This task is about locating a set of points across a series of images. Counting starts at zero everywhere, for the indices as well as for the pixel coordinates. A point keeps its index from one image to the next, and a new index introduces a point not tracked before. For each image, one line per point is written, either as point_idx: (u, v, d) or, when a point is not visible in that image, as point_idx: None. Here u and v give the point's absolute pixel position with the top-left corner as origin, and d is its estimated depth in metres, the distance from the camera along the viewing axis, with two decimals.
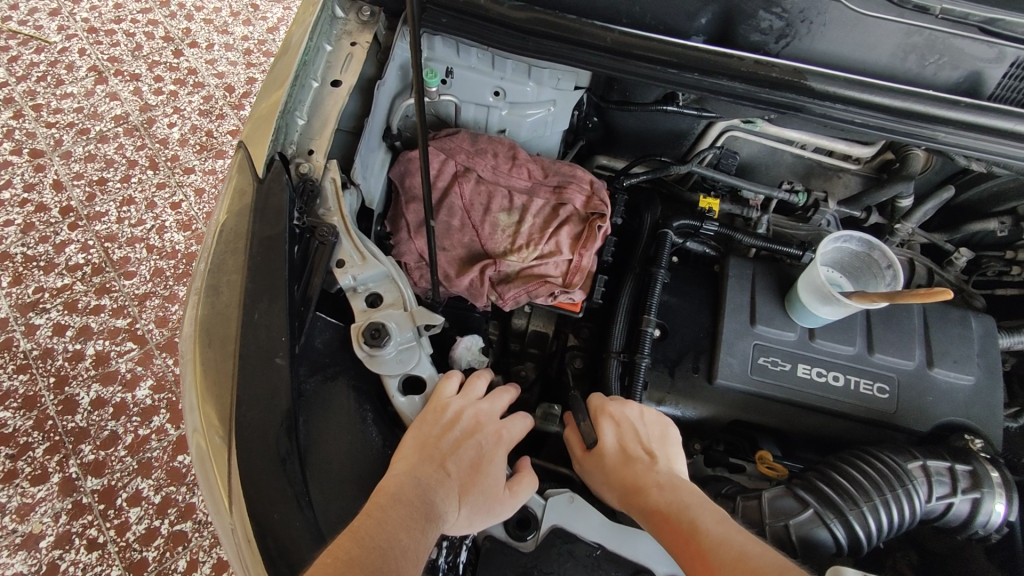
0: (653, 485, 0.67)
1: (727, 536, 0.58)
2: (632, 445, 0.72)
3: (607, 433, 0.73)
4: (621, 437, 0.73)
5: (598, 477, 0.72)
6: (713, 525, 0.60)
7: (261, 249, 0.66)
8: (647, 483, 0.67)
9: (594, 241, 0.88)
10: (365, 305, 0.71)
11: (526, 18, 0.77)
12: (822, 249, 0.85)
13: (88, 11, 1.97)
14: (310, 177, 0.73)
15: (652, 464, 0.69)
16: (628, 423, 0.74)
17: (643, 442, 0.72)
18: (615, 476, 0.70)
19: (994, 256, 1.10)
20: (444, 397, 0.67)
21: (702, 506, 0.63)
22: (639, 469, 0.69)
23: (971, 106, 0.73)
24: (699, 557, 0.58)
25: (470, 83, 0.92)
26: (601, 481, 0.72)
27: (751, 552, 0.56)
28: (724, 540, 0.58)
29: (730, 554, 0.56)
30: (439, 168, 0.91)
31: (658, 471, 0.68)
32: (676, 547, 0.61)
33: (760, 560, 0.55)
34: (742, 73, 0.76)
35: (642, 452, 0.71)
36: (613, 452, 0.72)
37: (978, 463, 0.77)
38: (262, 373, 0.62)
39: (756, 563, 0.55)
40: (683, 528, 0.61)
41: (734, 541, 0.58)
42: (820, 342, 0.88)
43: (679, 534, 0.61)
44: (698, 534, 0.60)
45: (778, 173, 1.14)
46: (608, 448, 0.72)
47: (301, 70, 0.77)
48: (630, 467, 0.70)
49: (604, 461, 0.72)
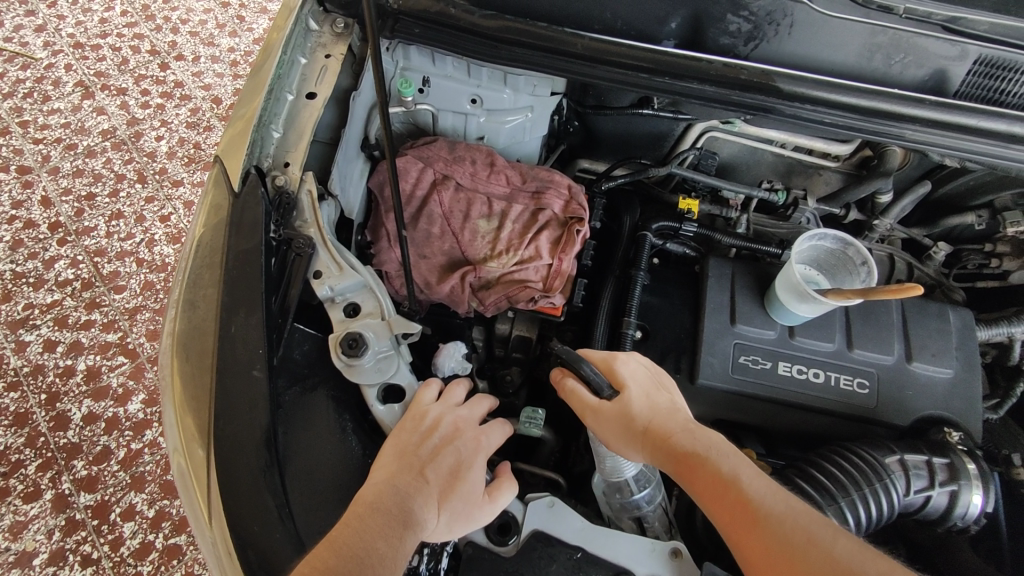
0: (682, 432, 0.67)
1: (763, 486, 0.60)
2: (653, 393, 0.72)
3: (629, 382, 0.73)
4: (642, 387, 0.73)
5: (616, 424, 0.71)
6: (749, 476, 0.61)
7: (237, 263, 0.66)
8: (674, 429, 0.67)
9: (573, 245, 0.89)
10: (343, 315, 0.71)
11: (497, 26, 0.78)
12: (797, 247, 0.85)
13: (74, 27, 1.98)
14: (286, 190, 0.73)
15: (675, 412, 0.70)
16: (642, 370, 0.75)
17: (661, 391, 0.73)
18: (637, 421, 0.70)
19: (973, 249, 1.11)
20: (423, 404, 0.68)
21: (732, 454, 0.63)
22: (663, 416, 0.69)
23: (936, 103, 0.74)
24: (741, 507, 0.59)
25: (447, 92, 0.93)
26: (618, 428, 0.71)
27: (794, 507, 0.58)
28: (764, 492, 0.59)
29: (773, 507, 0.58)
30: (418, 177, 0.92)
31: (681, 418, 0.69)
32: (710, 498, 0.61)
33: (804, 516, 0.57)
34: (712, 75, 0.76)
35: (664, 400, 0.71)
36: (637, 400, 0.71)
37: (955, 456, 0.78)
38: (239, 385, 0.62)
39: (804, 519, 0.57)
40: (720, 476, 0.61)
41: (774, 492, 0.59)
42: (800, 340, 0.89)
43: (715, 483, 0.61)
44: (737, 484, 0.60)
45: (758, 172, 1.16)
46: (632, 395, 0.72)
47: (276, 84, 0.77)
48: (653, 413, 0.70)
49: (627, 408, 0.71)
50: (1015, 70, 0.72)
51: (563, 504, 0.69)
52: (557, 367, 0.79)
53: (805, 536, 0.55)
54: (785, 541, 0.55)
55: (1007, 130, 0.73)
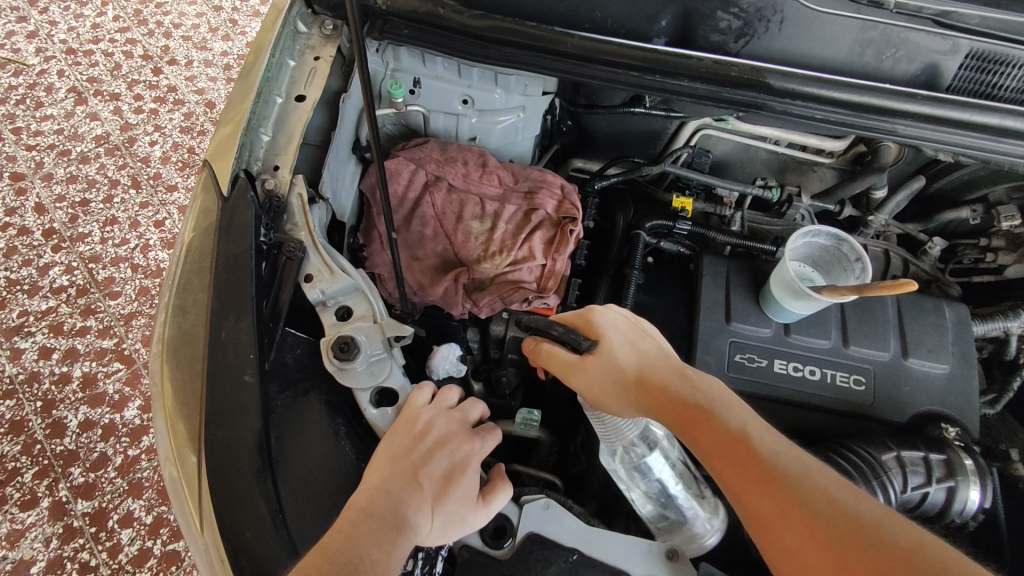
0: (683, 385, 0.65)
1: (774, 443, 0.58)
2: (639, 343, 0.70)
3: (609, 332, 0.71)
4: (623, 338, 0.71)
5: (603, 379, 0.69)
6: (760, 433, 0.59)
7: (226, 267, 0.66)
8: (672, 382, 0.65)
9: (566, 245, 0.88)
10: (335, 318, 0.71)
11: (485, 26, 0.78)
12: (791, 243, 0.84)
13: (66, 32, 1.97)
14: (276, 194, 0.73)
15: (665, 359, 0.68)
16: (624, 321, 0.73)
17: (646, 340, 0.71)
18: (625, 373, 0.68)
19: (970, 243, 1.10)
20: (415, 407, 0.67)
21: (741, 410, 0.62)
22: (654, 364, 0.67)
23: (928, 98, 0.73)
24: (753, 463, 0.57)
25: (438, 93, 0.92)
26: (607, 383, 0.69)
27: (808, 465, 0.56)
28: (777, 449, 0.58)
29: (788, 464, 0.56)
30: (409, 179, 0.91)
31: (674, 365, 0.67)
32: (718, 455, 0.59)
33: (820, 475, 0.55)
34: (702, 73, 0.76)
35: (651, 347, 0.70)
36: (622, 350, 0.69)
37: (953, 452, 0.77)
38: (230, 391, 0.62)
39: (820, 478, 0.55)
40: (729, 432, 0.59)
41: (786, 449, 0.58)
42: (796, 337, 0.88)
43: (723, 440, 0.59)
44: (749, 441, 0.58)
45: (753, 169, 1.16)
46: (613, 346, 0.70)
47: (264, 86, 0.77)
48: (643, 362, 0.68)
49: (610, 359, 0.69)
50: (1007, 63, 0.71)
51: (559, 506, 0.69)
52: (526, 333, 0.77)
53: (823, 496, 0.53)
54: (801, 499, 0.53)
55: (999, 125, 0.73)
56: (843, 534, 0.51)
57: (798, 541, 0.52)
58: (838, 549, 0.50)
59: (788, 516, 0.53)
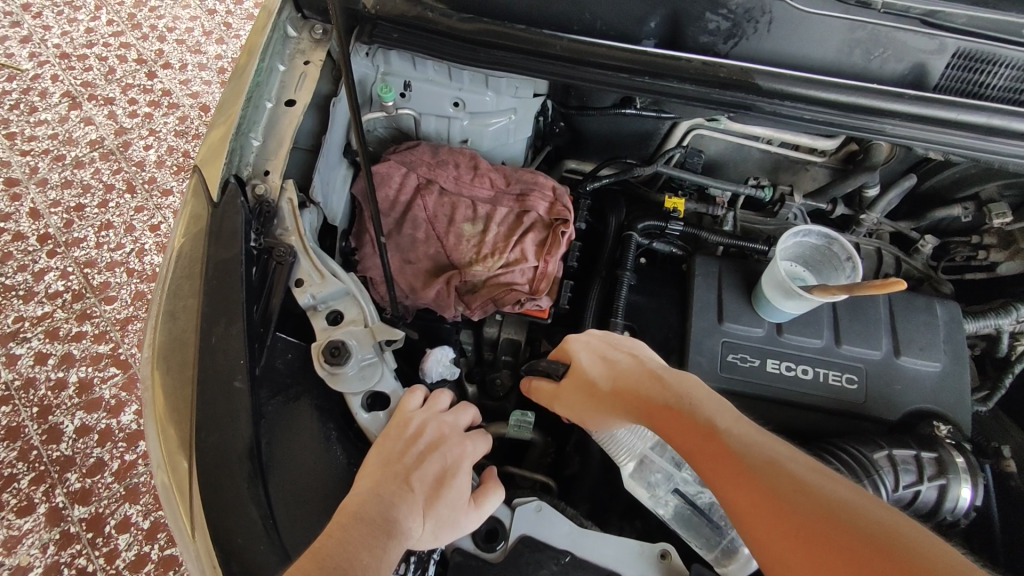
0: (655, 387, 0.65)
1: (747, 434, 0.56)
2: (609, 355, 0.72)
3: (579, 350, 0.74)
4: (595, 355, 0.73)
5: (580, 397, 0.73)
6: (733, 425, 0.57)
7: (217, 273, 0.66)
8: (642, 386, 0.66)
9: (558, 247, 0.89)
10: (326, 323, 0.71)
11: (474, 29, 0.78)
12: (781, 244, 0.85)
13: (60, 37, 1.97)
14: (266, 199, 0.73)
15: (637, 364, 0.69)
16: (597, 340, 0.75)
17: (619, 350, 0.73)
18: (598, 386, 0.70)
19: (961, 241, 1.11)
20: (407, 411, 0.67)
21: (715, 404, 0.60)
22: (624, 374, 0.69)
23: (915, 98, 0.74)
24: (722, 455, 0.55)
25: (429, 96, 0.92)
26: (584, 400, 0.72)
27: (780, 453, 0.53)
28: (750, 439, 0.55)
29: (759, 453, 0.53)
30: (401, 182, 0.91)
31: (646, 369, 0.67)
32: (692, 450, 0.58)
33: (792, 462, 0.52)
34: (691, 74, 0.76)
35: (623, 357, 0.71)
36: (594, 368, 0.72)
37: (943, 450, 0.77)
38: (221, 397, 0.62)
39: (792, 464, 0.52)
40: (700, 427, 0.58)
41: (759, 439, 0.55)
42: (788, 337, 0.88)
43: (695, 435, 0.58)
44: (719, 434, 0.56)
45: (745, 169, 1.16)
46: (583, 363, 0.73)
47: (254, 91, 0.77)
48: (616, 374, 0.70)
49: (581, 376, 0.73)
50: (994, 62, 0.71)
51: (551, 508, 0.69)
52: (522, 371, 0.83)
53: (793, 482, 0.50)
54: (770, 486, 0.50)
55: (986, 123, 0.73)
56: (811, 519, 0.47)
57: (768, 530, 0.49)
58: (807, 536, 0.47)
59: (757, 505, 0.50)
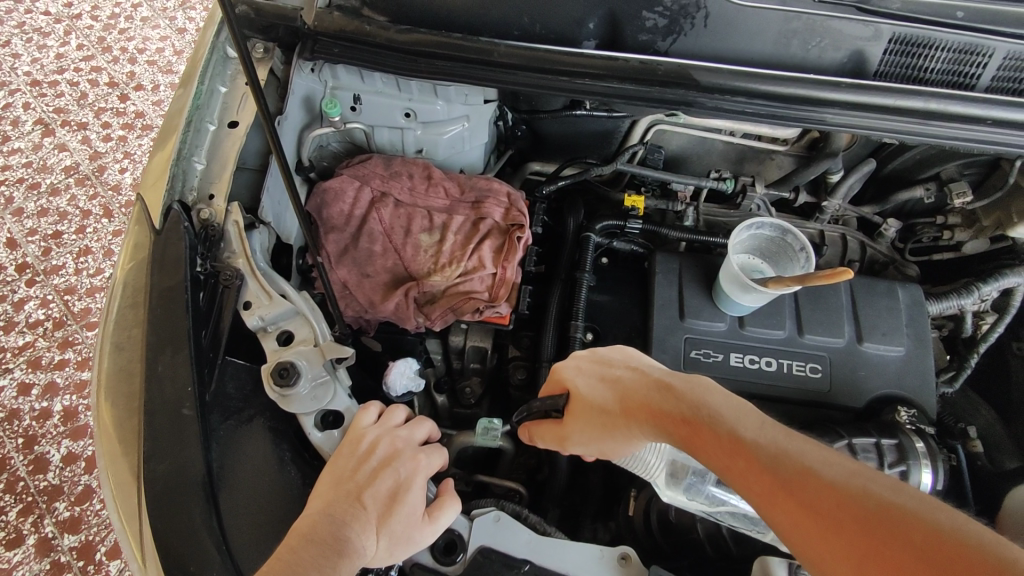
0: (665, 398, 0.60)
1: (774, 442, 0.52)
2: (607, 374, 0.68)
3: (574, 377, 0.70)
4: (593, 378, 0.69)
5: (592, 425, 0.68)
6: (758, 432, 0.53)
7: (161, 301, 0.65)
8: (651, 398, 0.61)
9: (515, 253, 0.89)
10: (277, 344, 0.70)
11: (412, 40, 0.78)
12: (734, 238, 0.84)
13: (30, 64, 1.96)
14: (212, 224, 0.73)
15: (637, 377, 0.65)
16: (588, 361, 0.71)
17: (615, 366, 0.69)
18: (608, 410, 0.66)
19: (927, 222, 1.12)
20: (361, 427, 0.67)
21: (733, 409, 0.56)
22: (631, 388, 0.64)
23: (854, 85, 0.72)
24: (753, 470, 0.51)
25: (379, 108, 0.91)
26: (598, 428, 0.67)
27: (817, 459, 0.49)
28: (782, 448, 0.51)
29: (790, 463, 0.49)
30: (355, 197, 0.90)
31: (651, 380, 0.63)
32: (722, 466, 0.54)
33: (832, 467, 0.48)
34: (630, 73, 0.75)
35: (622, 370, 0.67)
36: (596, 391, 0.68)
37: (904, 437, 0.77)
38: (169, 426, 0.61)
39: (828, 470, 0.47)
40: (723, 440, 0.54)
41: (789, 446, 0.51)
42: (750, 330, 0.88)
43: (722, 450, 0.54)
44: (745, 446, 0.52)
45: (710, 161, 1.16)
46: (584, 390, 0.69)
47: (195, 115, 0.76)
48: (621, 391, 0.65)
49: (586, 406, 0.68)
50: (932, 46, 0.72)
51: (510, 517, 0.69)
52: (521, 419, 0.76)
53: (834, 493, 0.46)
54: (811, 500, 0.46)
55: (924, 108, 0.71)
56: (856, 534, 0.43)
57: (821, 549, 0.45)
58: (859, 553, 0.43)
59: (804, 524, 0.46)
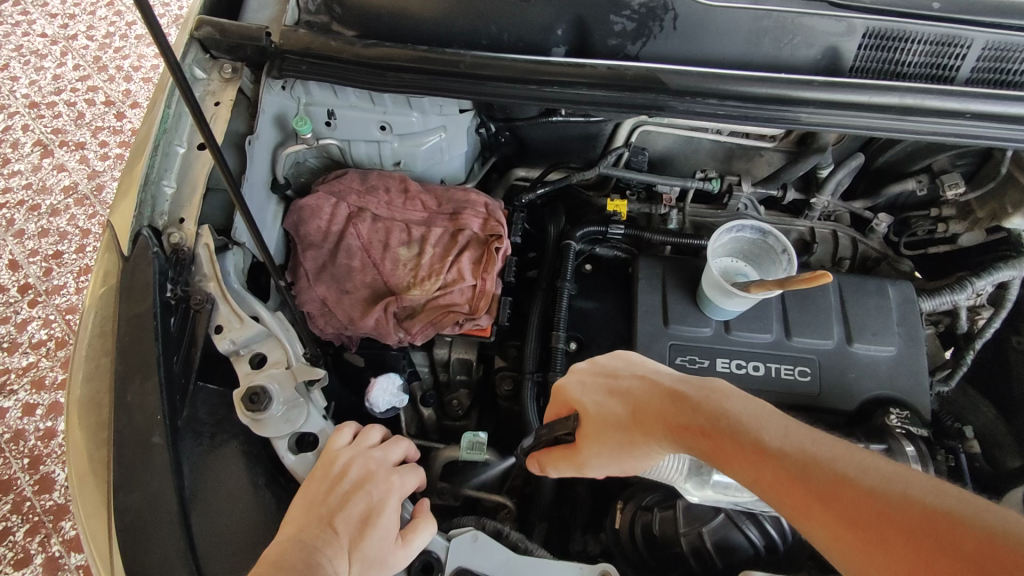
0: (681, 410, 0.59)
1: (801, 448, 0.52)
2: (614, 388, 0.65)
3: (581, 397, 0.67)
4: (599, 393, 0.66)
5: (609, 447, 0.64)
6: (784, 440, 0.53)
7: (130, 329, 0.65)
8: (667, 410, 0.60)
9: (494, 264, 0.88)
10: (250, 367, 0.69)
11: (378, 54, 0.77)
12: (713, 241, 0.83)
13: (28, 87, 1.98)
14: (182, 247, 0.72)
15: (650, 387, 0.63)
16: (592, 376, 0.68)
17: (620, 377, 0.66)
18: (623, 425, 0.63)
19: (920, 215, 1.09)
20: (334, 449, 0.66)
21: (753, 415, 0.55)
22: (645, 400, 0.62)
23: (826, 83, 0.71)
24: (783, 480, 0.51)
25: (355, 123, 0.90)
26: (614, 446, 0.64)
27: (849, 464, 0.49)
28: (809, 454, 0.51)
29: (822, 471, 0.49)
30: (332, 213, 0.90)
31: (664, 391, 0.61)
32: (749, 477, 0.54)
33: (865, 472, 0.48)
34: (598, 79, 0.74)
35: (631, 381, 0.65)
36: (608, 409, 0.65)
37: (893, 441, 0.75)
38: (138, 456, 0.61)
39: (865, 477, 0.48)
40: (748, 450, 0.54)
41: (819, 451, 0.51)
42: (736, 334, 0.86)
43: (747, 460, 0.54)
44: (772, 455, 0.52)
45: (697, 161, 1.14)
46: (593, 409, 0.66)
47: (163, 138, 0.76)
48: (636, 404, 0.63)
49: (599, 426, 0.65)
50: (907, 39, 0.71)
51: (487, 537, 0.68)
52: (531, 450, 0.72)
53: (871, 500, 0.46)
54: (852, 512, 0.46)
55: (900, 104, 0.70)
56: (900, 540, 0.44)
57: (870, 561, 0.45)
58: (905, 561, 0.43)
59: (848, 537, 0.46)
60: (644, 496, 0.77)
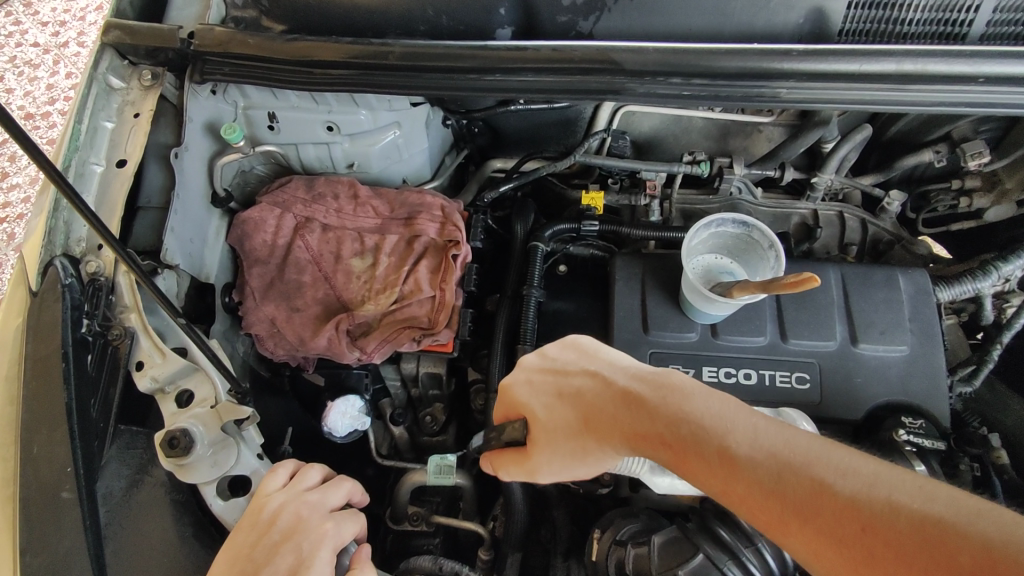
0: (637, 415, 0.51)
1: (771, 452, 0.44)
2: (564, 389, 0.58)
3: (528, 400, 0.59)
4: (547, 394, 0.59)
5: (560, 456, 0.57)
6: (752, 445, 0.45)
7: (36, 373, 0.60)
8: (621, 417, 0.52)
9: (453, 273, 0.81)
10: (175, 406, 0.63)
11: (302, 49, 0.69)
12: (690, 236, 0.75)
13: (23, 98, 1.93)
14: (100, 276, 0.65)
15: (602, 387, 0.55)
16: (541, 376, 0.60)
17: (570, 374, 0.58)
18: (575, 432, 0.56)
19: (940, 188, 0.96)
20: (265, 494, 0.60)
21: (715, 416, 0.48)
22: (597, 403, 0.55)
23: (805, 52, 0.60)
24: (754, 492, 0.44)
25: (299, 126, 0.81)
26: (566, 454, 0.57)
27: (826, 468, 0.42)
28: (782, 459, 0.43)
29: (797, 480, 0.42)
30: (277, 224, 0.83)
31: (618, 392, 0.54)
32: (715, 489, 0.46)
33: (844, 476, 0.41)
34: (545, 62, 0.64)
35: (581, 380, 0.57)
36: (556, 413, 0.57)
37: (901, 460, 0.66)
38: (46, 511, 0.57)
39: (845, 483, 0.40)
40: (712, 458, 0.46)
41: (792, 455, 0.43)
42: (725, 339, 0.77)
43: (712, 470, 0.46)
44: (740, 463, 0.45)
45: (688, 142, 1.03)
46: (542, 413, 0.58)
47: (75, 156, 0.71)
48: (589, 408, 0.55)
49: (549, 434, 0.57)
50: None
51: None
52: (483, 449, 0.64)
53: (855, 511, 0.39)
54: (833, 527, 0.39)
55: (897, 71, 0.59)
56: (887, 556, 0.37)
57: None
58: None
59: (831, 555, 0.39)
60: (622, 527, 0.69)
